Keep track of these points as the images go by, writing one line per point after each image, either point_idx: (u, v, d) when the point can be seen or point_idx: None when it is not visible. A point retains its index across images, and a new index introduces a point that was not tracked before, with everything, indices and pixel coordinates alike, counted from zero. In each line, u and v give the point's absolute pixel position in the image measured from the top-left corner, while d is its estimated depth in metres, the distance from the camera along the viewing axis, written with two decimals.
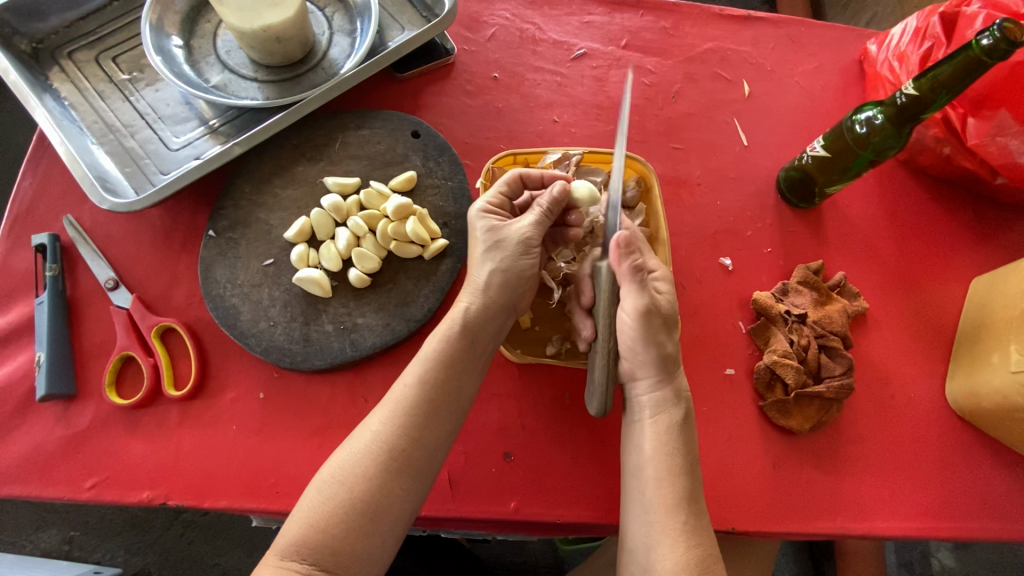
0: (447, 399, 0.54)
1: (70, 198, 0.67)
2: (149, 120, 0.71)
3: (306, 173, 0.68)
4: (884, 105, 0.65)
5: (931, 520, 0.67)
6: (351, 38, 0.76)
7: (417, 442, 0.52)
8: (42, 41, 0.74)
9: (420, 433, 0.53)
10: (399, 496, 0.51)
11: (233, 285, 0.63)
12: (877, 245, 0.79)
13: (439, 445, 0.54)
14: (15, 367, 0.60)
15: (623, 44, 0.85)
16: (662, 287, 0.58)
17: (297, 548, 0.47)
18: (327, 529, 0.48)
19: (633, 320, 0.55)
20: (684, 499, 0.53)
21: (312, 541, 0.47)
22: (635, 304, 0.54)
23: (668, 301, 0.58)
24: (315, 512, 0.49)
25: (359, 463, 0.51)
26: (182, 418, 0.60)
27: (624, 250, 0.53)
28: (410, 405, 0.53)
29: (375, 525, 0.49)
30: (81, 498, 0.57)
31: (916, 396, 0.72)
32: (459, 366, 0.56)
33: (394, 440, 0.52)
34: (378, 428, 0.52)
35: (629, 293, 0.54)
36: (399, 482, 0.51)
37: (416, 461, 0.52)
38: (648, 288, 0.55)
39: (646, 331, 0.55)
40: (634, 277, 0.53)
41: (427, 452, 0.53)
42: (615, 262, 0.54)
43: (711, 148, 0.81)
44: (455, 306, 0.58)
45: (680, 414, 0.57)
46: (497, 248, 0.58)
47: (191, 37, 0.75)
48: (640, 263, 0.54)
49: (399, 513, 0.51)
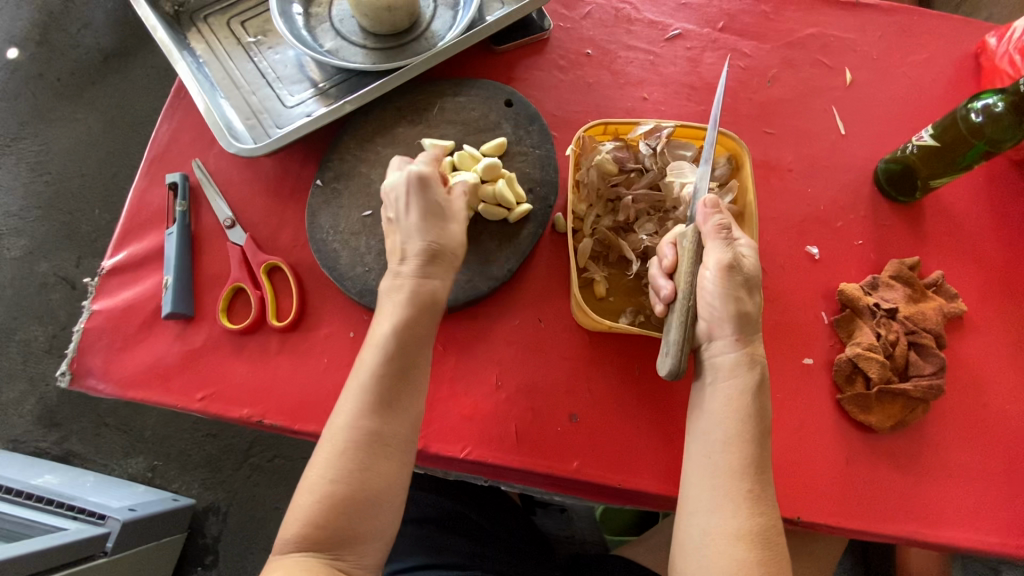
0: (403, 367, 0.56)
1: (199, 144, 0.75)
2: (269, 79, 0.78)
3: (406, 134, 0.73)
4: (1007, 92, 0.61)
5: (1019, 539, 0.63)
6: (454, 11, 0.80)
7: (386, 411, 0.54)
8: (183, 4, 0.82)
9: (387, 406, 0.54)
10: (391, 467, 0.54)
11: (336, 231, 0.68)
12: (982, 247, 0.74)
13: (408, 410, 0.56)
14: (145, 287, 0.68)
15: (720, 26, 0.84)
16: (747, 249, 0.58)
17: (300, 541, 0.51)
18: (324, 515, 0.51)
19: (717, 278, 0.56)
20: (752, 466, 0.54)
21: (312, 532, 0.50)
22: (720, 259, 0.56)
23: (753, 264, 0.58)
24: (311, 503, 0.51)
25: (338, 451, 0.53)
26: (281, 347, 0.66)
27: (711, 209, 0.57)
28: (376, 380, 0.55)
29: (368, 501, 0.52)
30: (193, 407, 0.64)
31: (1013, 407, 0.68)
32: (415, 333, 0.56)
33: (365, 416, 0.54)
34: (352, 411, 0.54)
35: (714, 249, 0.56)
36: (381, 456, 0.54)
37: (388, 427, 0.54)
38: (733, 246, 0.56)
39: (729, 287, 0.56)
40: (720, 233, 0.56)
41: (398, 418, 0.55)
42: (701, 220, 0.58)
43: (804, 134, 0.79)
44: (397, 289, 0.57)
45: (756, 379, 0.56)
46: (430, 222, 0.58)
47: (310, 5, 0.81)
48: (725, 223, 0.57)
49: (390, 484, 0.54)
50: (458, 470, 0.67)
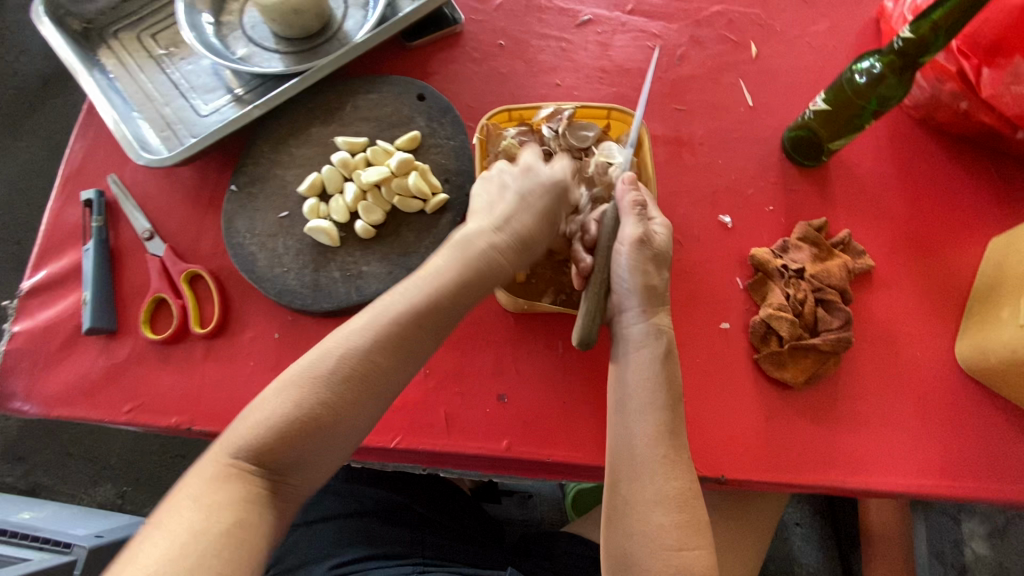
0: (432, 321, 0.52)
1: (114, 159, 0.74)
2: (183, 90, 0.78)
3: (319, 134, 0.73)
4: (883, 53, 0.64)
5: (933, 478, 0.66)
6: (365, 11, 0.81)
7: (391, 359, 0.50)
8: (91, 21, 0.81)
9: (398, 355, 0.51)
10: (362, 414, 0.49)
11: (252, 234, 0.69)
12: (888, 204, 0.77)
13: (412, 367, 0.52)
14: (66, 305, 0.68)
15: (628, 9, 0.86)
16: (658, 227, 0.62)
17: (248, 448, 0.46)
18: (280, 433, 0.46)
19: (629, 252, 0.58)
20: (666, 430, 0.55)
21: (264, 445, 0.46)
22: (631, 234, 0.58)
23: (664, 240, 0.61)
24: (273, 415, 0.47)
25: (326, 374, 0.48)
26: (206, 353, 0.66)
27: (629, 185, 0.60)
28: (393, 324, 0.51)
29: (328, 439, 0.48)
30: (119, 420, 0.64)
31: (922, 354, 0.71)
32: (455, 293, 0.53)
33: (369, 351, 0.50)
34: (357, 341, 0.49)
35: (627, 224, 0.59)
36: (366, 396, 0.49)
37: (385, 378, 0.50)
38: (645, 223, 0.59)
39: (639, 259, 0.58)
40: (634, 210, 0.59)
41: (398, 371, 0.51)
42: (619, 196, 0.60)
43: (713, 108, 0.81)
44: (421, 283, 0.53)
45: (663, 347, 0.59)
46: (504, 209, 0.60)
47: (221, 14, 0.81)
48: (641, 200, 0.60)
49: (354, 430, 0.49)
50: (394, 460, 0.68)
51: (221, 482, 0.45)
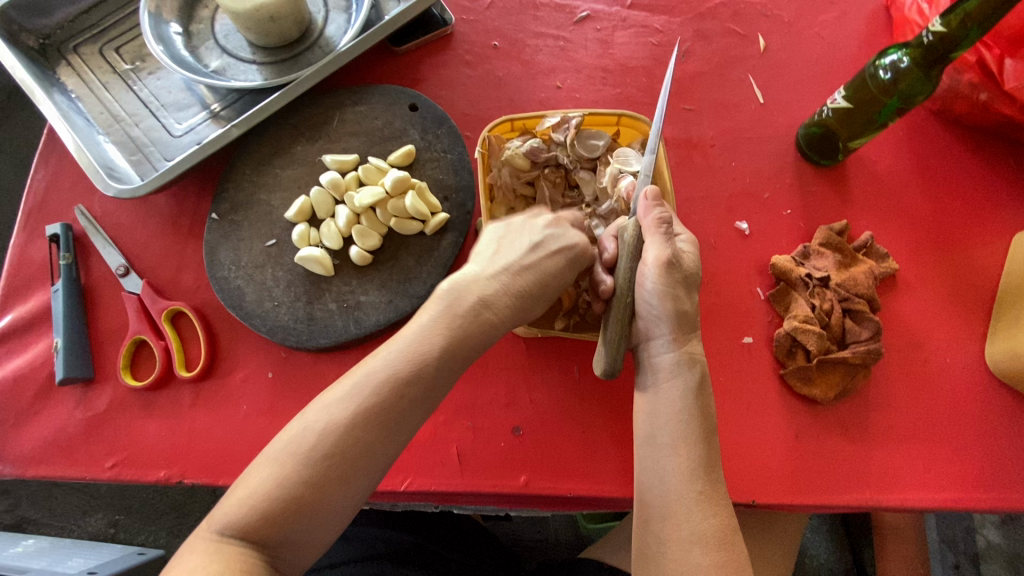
0: (427, 380, 0.47)
1: (81, 188, 0.68)
2: (153, 108, 0.72)
3: (305, 152, 0.68)
4: (911, 46, 0.60)
5: (970, 491, 0.63)
6: (348, 14, 0.75)
7: (387, 424, 0.45)
8: (48, 36, 0.75)
9: (394, 420, 0.45)
10: (354, 487, 0.43)
11: (238, 267, 0.63)
12: (909, 201, 0.73)
13: (410, 430, 0.46)
14: (36, 353, 0.62)
15: (628, 3, 0.81)
16: (685, 244, 0.58)
17: (234, 526, 0.41)
18: (269, 513, 0.41)
19: (656, 275, 0.54)
20: (701, 466, 0.52)
21: (250, 524, 0.40)
22: (658, 255, 0.54)
23: (693, 260, 0.57)
24: (259, 491, 0.41)
25: (315, 443, 0.43)
26: (194, 398, 0.61)
27: (652, 201, 0.55)
28: (384, 387, 0.45)
29: (319, 515, 0.42)
30: (103, 477, 0.59)
31: (953, 360, 0.68)
32: (448, 348, 0.48)
33: (360, 419, 0.44)
34: (346, 409, 0.44)
35: (652, 244, 0.55)
36: (358, 469, 0.43)
37: (380, 448, 0.44)
38: (672, 242, 0.55)
39: (668, 284, 0.54)
40: (660, 228, 0.54)
41: (394, 439, 0.45)
42: (643, 213, 0.56)
43: (723, 107, 0.77)
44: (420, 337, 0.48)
45: (696, 378, 0.55)
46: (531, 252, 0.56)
47: (190, 23, 0.75)
48: (667, 217, 0.55)
49: (348, 501, 0.43)
50: (405, 501, 0.63)
51: (215, 559, 0.39)
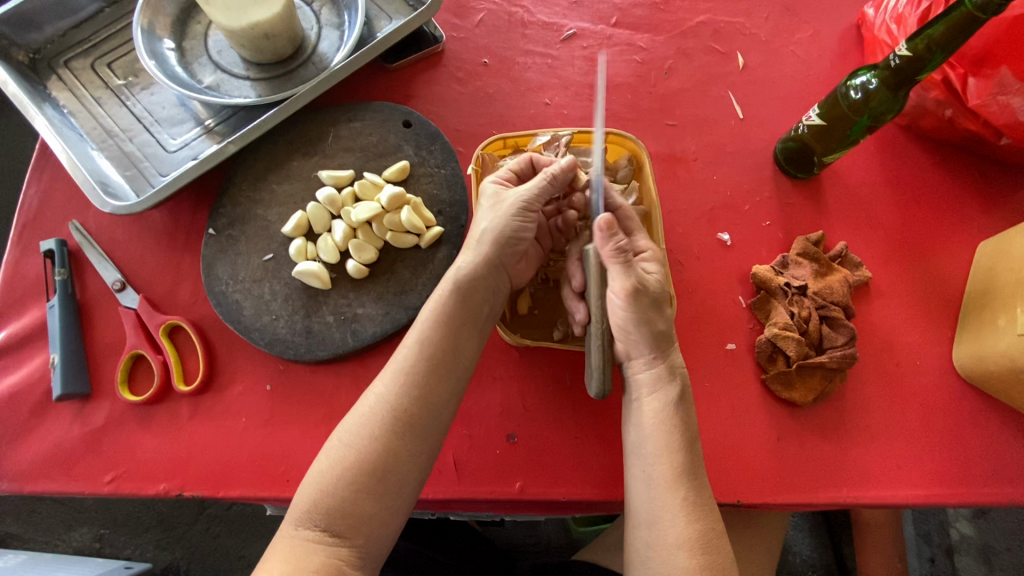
0: (449, 357, 0.56)
1: (75, 204, 0.69)
2: (147, 123, 0.72)
3: (301, 168, 0.70)
4: (879, 68, 0.64)
5: (940, 487, 0.66)
6: (340, 31, 0.76)
7: (422, 401, 0.54)
8: (38, 51, 0.75)
9: (425, 396, 0.54)
10: (406, 463, 0.52)
11: (236, 281, 0.65)
12: (880, 212, 0.77)
13: (445, 404, 0.55)
14: (31, 369, 0.63)
15: (613, 22, 0.84)
16: (650, 268, 0.60)
17: (309, 516, 0.49)
18: (337, 493, 0.50)
19: (623, 303, 0.56)
20: (685, 474, 0.54)
21: (321, 505, 0.49)
22: (622, 286, 0.55)
23: (657, 281, 0.59)
24: (325, 478, 0.51)
25: (364, 428, 0.52)
26: (193, 412, 0.62)
27: (607, 233, 0.54)
28: (413, 369, 0.55)
29: (382, 489, 0.51)
30: (102, 491, 0.59)
31: (922, 362, 0.71)
32: (459, 323, 0.57)
33: (398, 400, 0.53)
34: (385, 392, 0.54)
35: (616, 274, 0.56)
36: (404, 445, 0.52)
37: (419, 421, 0.53)
38: (633, 269, 0.56)
39: (637, 310, 0.56)
40: (618, 259, 0.55)
41: (431, 411, 0.54)
42: (600, 245, 0.56)
43: (704, 122, 0.80)
44: (422, 325, 0.57)
45: (676, 390, 0.57)
46: (496, 208, 0.60)
47: (183, 39, 0.75)
48: (624, 245, 0.55)
49: (405, 477, 0.52)
50: None
51: (299, 545, 0.48)
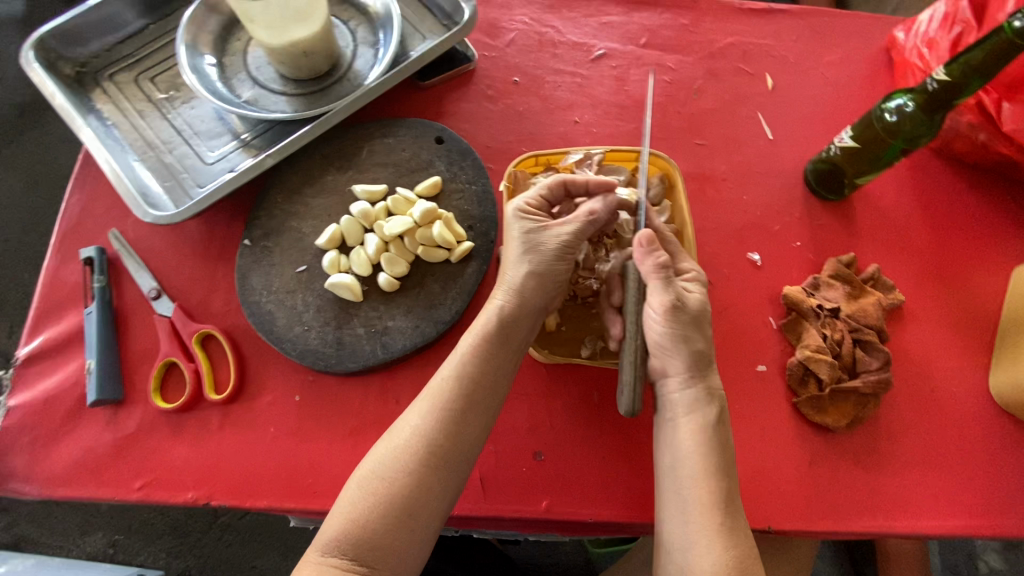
0: (483, 390, 0.56)
1: (115, 213, 0.71)
2: (186, 136, 0.74)
3: (335, 182, 0.71)
4: (916, 92, 0.63)
5: (979, 518, 0.64)
6: (375, 49, 0.78)
7: (453, 432, 0.54)
8: (84, 64, 0.78)
9: (458, 426, 0.54)
10: (436, 493, 0.52)
11: (269, 291, 0.65)
12: (913, 235, 0.76)
13: (476, 436, 0.55)
14: (67, 374, 0.64)
15: (642, 42, 0.85)
16: (691, 286, 0.59)
17: (339, 543, 0.49)
18: (368, 524, 0.49)
19: (661, 318, 0.56)
20: (721, 499, 0.53)
21: (350, 537, 0.49)
22: (662, 301, 0.56)
23: (698, 300, 0.58)
24: (357, 506, 0.50)
25: (396, 459, 0.52)
26: (222, 420, 0.62)
27: (648, 247, 0.56)
28: (447, 399, 0.55)
29: (412, 521, 0.51)
30: (130, 498, 0.60)
31: (958, 389, 0.70)
32: (492, 356, 0.57)
33: (431, 431, 0.53)
34: (419, 425, 0.54)
35: (654, 290, 0.56)
36: (435, 477, 0.52)
37: (450, 452, 0.53)
38: (674, 285, 0.56)
39: (676, 326, 0.56)
40: (659, 274, 0.56)
41: (462, 442, 0.54)
42: (640, 260, 0.57)
43: (733, 142, 0.80)
44: (454, 357, 0.57)
45: (714, 413, 0.56)
46: (533, 251, 0.59)
47: (223, 55, 0.77)
48: (665, 261, 0.56)
49: (434, 507, 0.52)
50: None
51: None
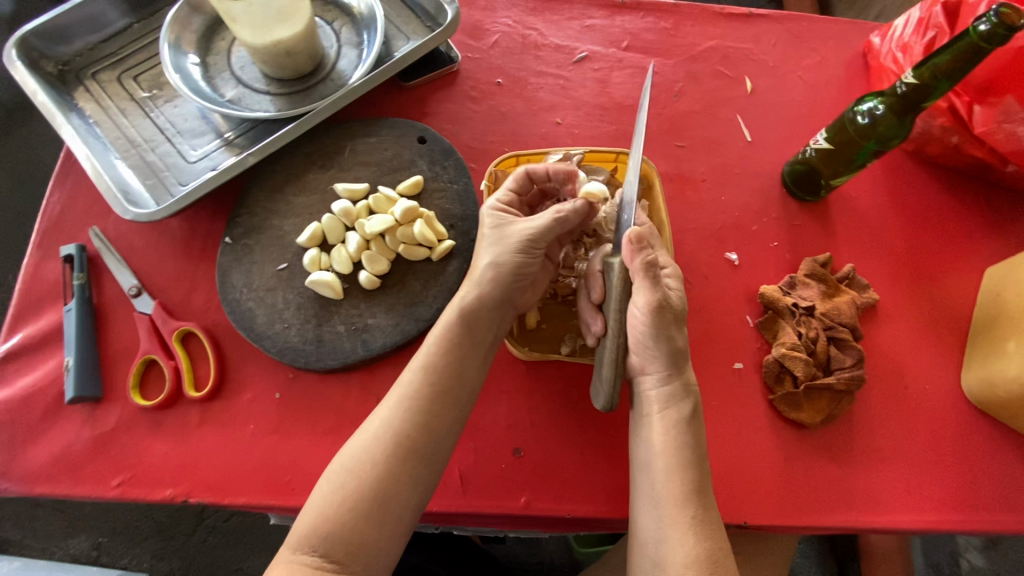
0: (451, 384, 0.57)
1: (96, 211, 0.71)
2: (169, 134, 0.74)
3: (317, 180, 0.71)
4: (885, 96, 0.65)
5: (951, 513, 0.66)
6: (358, 50, 0.78)
7: (424, 427, 0.54)
8: (67, 63, 0.78)
9: (431, 420, 0.55)
10: (408, 487, 0.52)
11: (250, 289, 0.66)
12: (888, 236, 0.78)
13: (447, 431, 0.56)
14: (45, 371, 0.64)
15: (624, 45, 0.86)
16: (671, 281, 0.61)
17: (309, 539, 0.49)
18: (341, 518, 0.50)
19: (646, 317, 0.57)
20: (692, 492, 0.54)
21: (321, 532, 0.49)
22: (647, 300, 0.56)
23: (680, 298, 0.60)
24: (328, 501, 0.51)
25: (368, 453, 0.53)
26: (202, 418, 0.62)
27: (635, 246, 0.55)
28: (420, 393, 0.55)
29: (383, 515, 0.51)
30: (108, 496, 0.59)
31: (931, 386, 0.71)
32: (461, 351, 0.58)
33: (402, 425, 0.54)
34: (391, 418, 0.54)
35: (641, 289, 0.56)
36: (408, 472, 0.53)
37: (424, 447, 0.54)
38: (661, 284, 0.57)
39: (659, 325, 0.57)
40: (646, 273, 0.55)
41: (434, 438, 0.55)
42: (627, 258, 0.56)
43: (713, 144, 0.82)
44: (422, 350, 0.58)
45: (689, 407, 0.58)
46: (500, 243, 0.60)
47: (207, 54, 0.78)
48: (653, 260, 0.56)
49: (406, 502, 0.52)
50: None
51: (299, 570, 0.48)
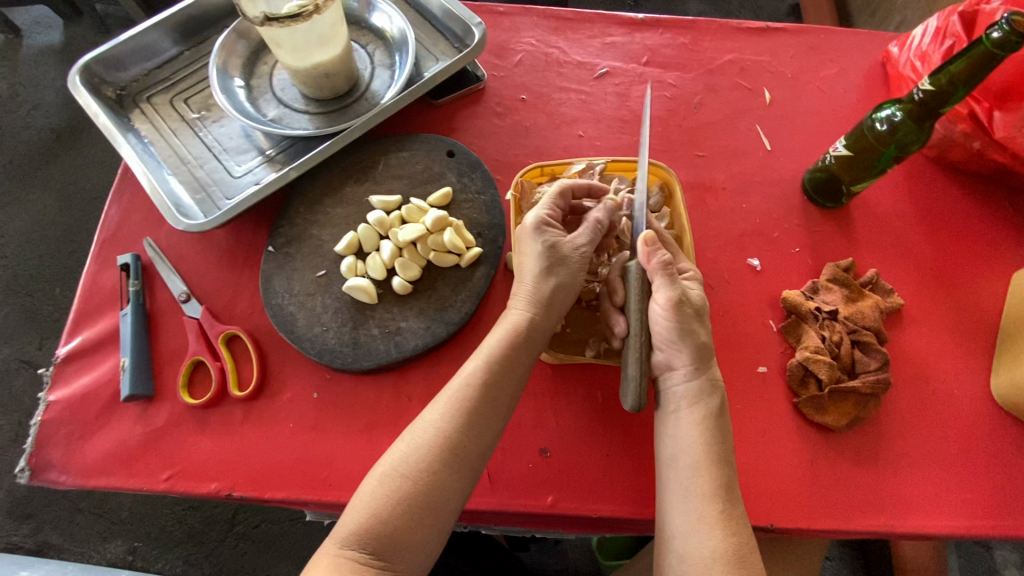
0: (500, 394, 0.59)
1: (149, 223, 0.76)
2: (216, 151, 0.80)
3: (354, 193, 0.75)
4: (904, 102, 0.67)
5: (983, 518, 0.65)
6: (391, 71, 0.83)
7: (470, 433, 0.57)
8: (124, 88, 0.84)
9: (477, 427, 0.57)
10: (453, 488, 0.55)
11: (290, 294, 0.70)
12: (912, 241, 0.78)
13: (490, 438, 0.58)
14: (103, 371, 0.68)
15: (644, 60, 0.89)
16: (691, 282, 0.63)
17: (356, 538, 0.51)
18: (387, 520, 0.52)
19: (666, 313, 0.59)
20: (722, 487, 0.55)
21: (370, 533, 0.51)
22: (667, 296, 0.58)
23: (699, 294, 0.62)
24: (375, 502, 0.53)
25: (416, 458, 0.55)
26: (245, 416, 0.66)
27: (650, 247, 0.59)
28: (466, 401, 0.57)
29: (429, 516, 0.53)
30: (158, 488, 0.63)
31: (960, 390, 0.71)
32: (511, 361, 0.60)
33: (449, 431, 0.56)
34: (437, 424, 0.56)
35: (660, 287, 0.59)
36: (451, 474, 0.55)
37: (467, 453, 0.56)
38: (678, 281, 0.59)
39: (680, 321, 0.58)
40: (663, 271, 0.58)
41: (478, 444, 0.57)
42: (644, 258, 0.59)
43: (732, 153, 0.84)
44: (473, 363, 0.60)
45: (716, 404, 0.59)
46: (554, 260, 0.62)
47: (251, 77, 0.83)
48: (668, 259, 0.59)
49: (451, 504, 0.55)
50: None
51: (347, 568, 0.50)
